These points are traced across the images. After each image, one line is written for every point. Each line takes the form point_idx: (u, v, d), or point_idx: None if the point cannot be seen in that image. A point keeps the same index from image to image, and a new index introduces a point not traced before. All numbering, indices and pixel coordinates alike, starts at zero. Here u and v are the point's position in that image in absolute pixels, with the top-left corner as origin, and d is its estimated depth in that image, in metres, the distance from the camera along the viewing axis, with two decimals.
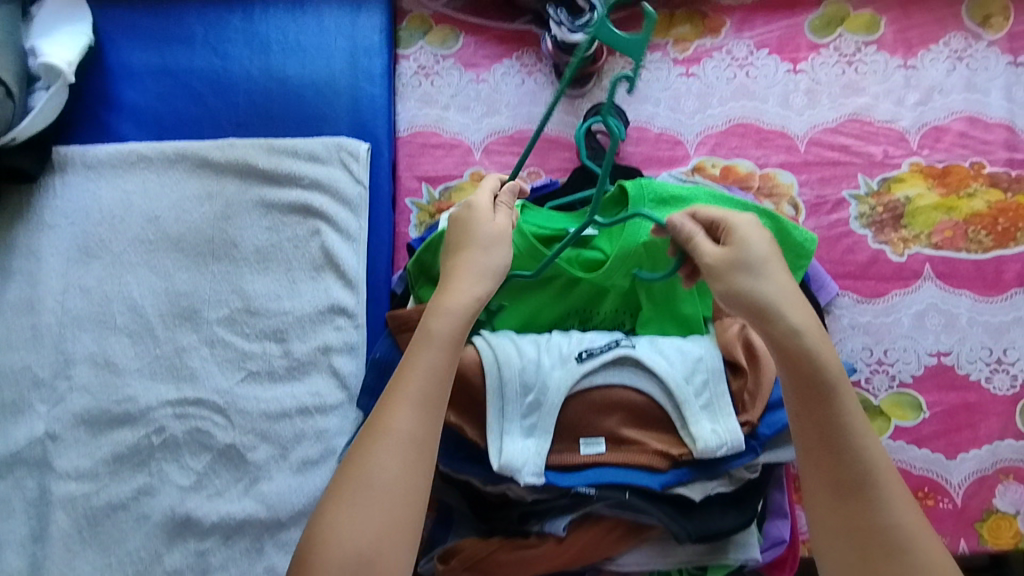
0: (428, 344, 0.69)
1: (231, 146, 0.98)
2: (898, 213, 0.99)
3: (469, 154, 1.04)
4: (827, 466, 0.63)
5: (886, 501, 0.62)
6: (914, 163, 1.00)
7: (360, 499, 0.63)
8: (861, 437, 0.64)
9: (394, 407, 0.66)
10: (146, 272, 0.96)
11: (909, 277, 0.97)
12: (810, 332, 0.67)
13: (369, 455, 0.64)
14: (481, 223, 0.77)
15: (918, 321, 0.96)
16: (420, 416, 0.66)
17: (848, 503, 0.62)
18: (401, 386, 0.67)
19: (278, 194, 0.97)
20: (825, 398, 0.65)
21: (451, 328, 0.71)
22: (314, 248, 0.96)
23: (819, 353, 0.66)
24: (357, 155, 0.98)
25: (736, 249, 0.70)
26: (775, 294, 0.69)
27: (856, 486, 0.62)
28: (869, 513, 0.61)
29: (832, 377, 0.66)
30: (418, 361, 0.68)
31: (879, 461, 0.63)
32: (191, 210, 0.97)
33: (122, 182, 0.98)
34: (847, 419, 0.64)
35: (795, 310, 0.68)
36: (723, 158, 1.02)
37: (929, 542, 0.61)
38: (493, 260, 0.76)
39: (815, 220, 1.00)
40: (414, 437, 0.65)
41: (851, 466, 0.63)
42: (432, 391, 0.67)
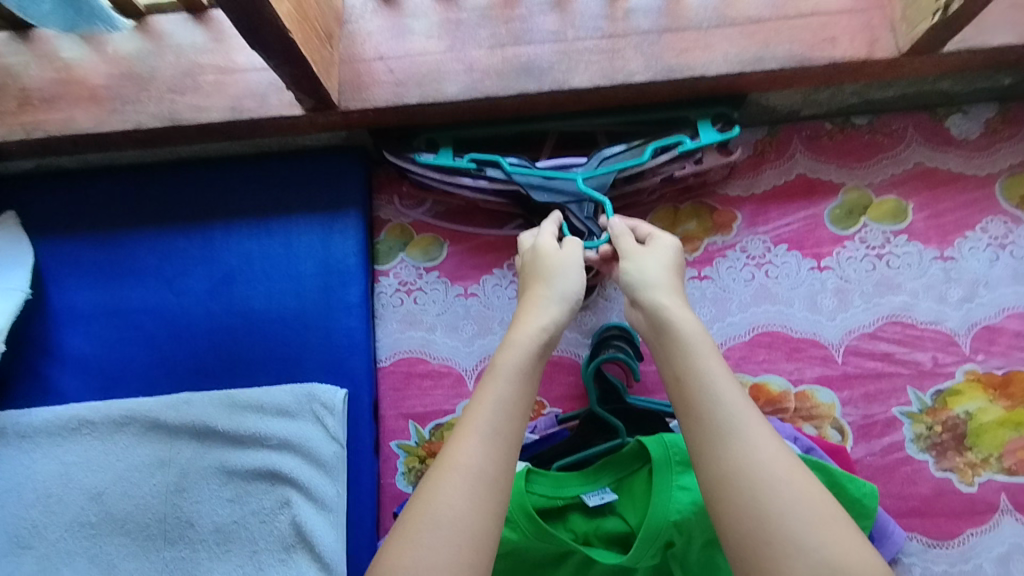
0: (495, 376, 0.61)
1: (186, 403, 0.86)
2: (959, 432, 0.86)
3: (460, 384, 0.92)
4: (691, 414, 0.58)
5: (750, 442, 0.55)
6: (969, 371, 0.88)
7: (423, 547, 0.51)
8: (722, 380, 0.59)
9: (461, 439, 0.57)
10: (86, 563, 0.81)
11: (983, 511, 0.83)
12: (676, 301, 0.67)
13: (433, 493, 0.54)
14: (558, 256, 0.73)
15: (1003, 569, 0.81)
16: (490, 450, 0.56)
17: (710, 446, 0.56)
18: (467, 416, 0.59)
19: (241, 459, 0.84)
20: (685, 348, 0.62)
21: (520, 360, 0.63)
22: (282, 524, 0.82)
23: (677, 315, 0.65)
24: (332, 407, 0.85)
25: (645, 248, 0.74)
26: (652, 277, 0.70)
27: (720, 429, 0.56)
28: (733, 451, 0.55)
29: (693, 333, 0.63)
30: (484, 396, 0.60)
31: (741, 401, 0.58)
32: (140, 483, 0.84)
33: (61, 452, 0.85)
34: (706, 364, 0.60)
35: (674, 290, 0.69)
36: (751, 374, 0.90)
37: (806, 486, 0.53)
38: (569, 296, 0.69)
39: (865, 446, 0.86)
40: (483, 476, 0.55)
41: (712, 407, 0.57)
42: (502, 424, 0.58)
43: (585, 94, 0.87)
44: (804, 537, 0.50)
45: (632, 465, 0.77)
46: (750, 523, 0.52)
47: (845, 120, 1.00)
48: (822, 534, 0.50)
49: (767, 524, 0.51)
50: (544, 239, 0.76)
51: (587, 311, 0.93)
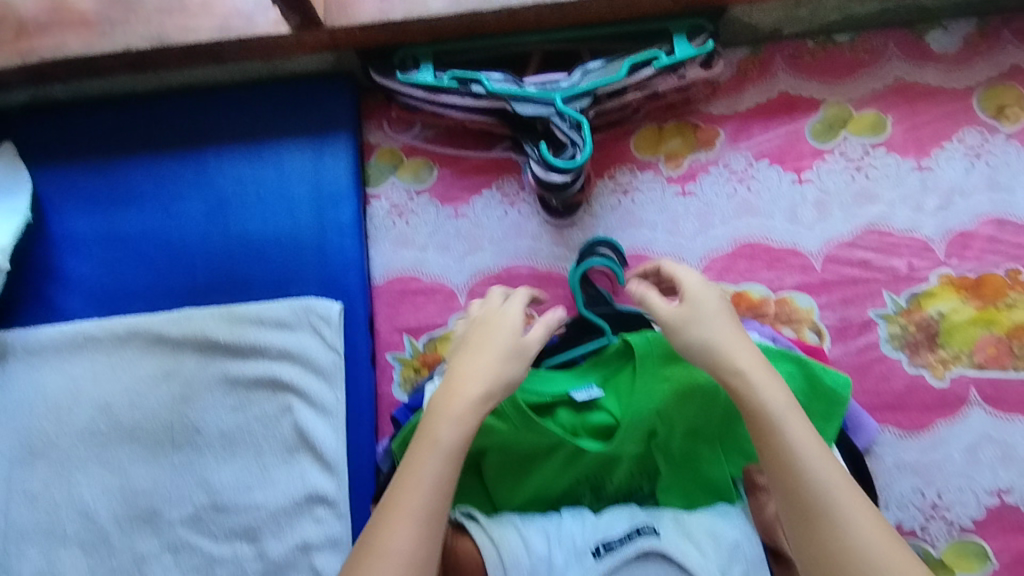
0: (432, 450, 0.63)
1: (188, 317, 0.89)
2: (932, 332, 0.89)
3: (453, 299, 0.95)
4: (789, 492, 0.59)
5: (848, 521, 0.56)
6: (943, 274, 0.91)
7: None
8: (813, 458, 0.59)
9: (395, 521, 0.58)
10: (98, 469, 0.85)
11: (953, 403, 0.87)
12: (753, 360, 0.66)
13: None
14: (503, 327, 0.73)
15: (971, 456, 0.86)
16: (421, 538, 0.58)
17: (807, 531, 0.57)
18: (399, 501, 0.60)
19: (242, 368, 0.87)
20: (772, 419, 0.61)
21: (460, 438, 0.64)
22: (285, 428, 0.86)
23: (761, 387, 0.63)
24: (329, 318, 0.88)
25: (687, 298, 0.72)
26: (723, 335, 0.68)
27: (818, 513, 0.57)
28: (830, 537, 0.56)
29: (779, 405, 0.62)
30: (420, 472, 0.61)
31: (837, 482, 0.58)
32: (147, 393, 0.87)
33: (68, 368, 0.89)
34: (796, 437, 0.60)
35: (739, 342, 0.67)
36: (732, 283, 0.93)
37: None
38: (509, 373, 0.69)
39: (842, 347, 0.90)
40: (415, 562, 0.57)
41: (808, 492, 0.58)
42: (435, 507, 0.60)
43: (567, 6, 0.89)
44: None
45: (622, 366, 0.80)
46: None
47: (827, 37, 1.01)
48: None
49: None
50: (500, 310, 0.75)
51: (574, 228, 0.97)
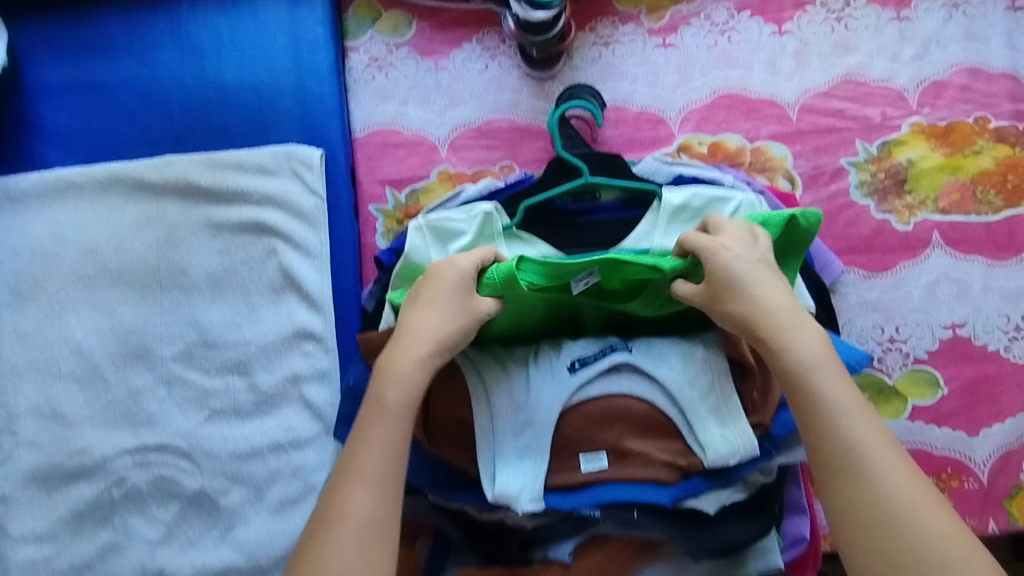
0: (381, 417, 0.66)
1: (169, 163, 0.89)
2: (900, 178, 0.92)
3: (434, 152, 0.96)
4: (823, 441, 0.60)
5: (879, 469, 0.58)
6: (915, 123, 0.93)
7: None
8: (848, 417, 0.60)
9: (351, 490, 0.63)
10: (89, 310, 0.87)
11: (917, 246, 0.91)
12: (790, 314, 0.65)
13: (323, 549, 0.61)
14: (451, 280, 0.72)
15: (929, 294, 0.90)
16: (376, 498, 0.63)
17: (839, 484, 0.59)
18: (352, 466, 0.64)
19: (225, 213, 0.89)
20: (806, 374, 0.62)
21: (407, 398, 0.67)
22: (271, 270, 0.88)
23: (796, 344, 0.63)
24: (310, 163, 0.89)
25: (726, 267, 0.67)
26: (763, 292, 0.66)
27: (850, 466, 0.59)
28: (859, 490, 0.58)
29: (814, 362, 0.62)
30: (371, 438, 0.65)
31: (871, 438, 0.59)
32: (132, 237, 0.88)
33: (52, 214, 0.89)
34: (830, 391, 0.61)
35: (772, 306, 0.65)
36: (710, 134, 0.94)
37: (938, 520, 0.56)
38: (455, 330, 0.70)
39: (813, 193, 0.93)
40: (371, 523, 0.62)
41: (841, 449, 0.59)
42: (388, 469, 0.65)
43: None
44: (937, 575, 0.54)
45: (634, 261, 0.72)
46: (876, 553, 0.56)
47: None
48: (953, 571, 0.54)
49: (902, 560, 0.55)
50: (449, 260, 0.74)
51: (554, 81, 0.97)
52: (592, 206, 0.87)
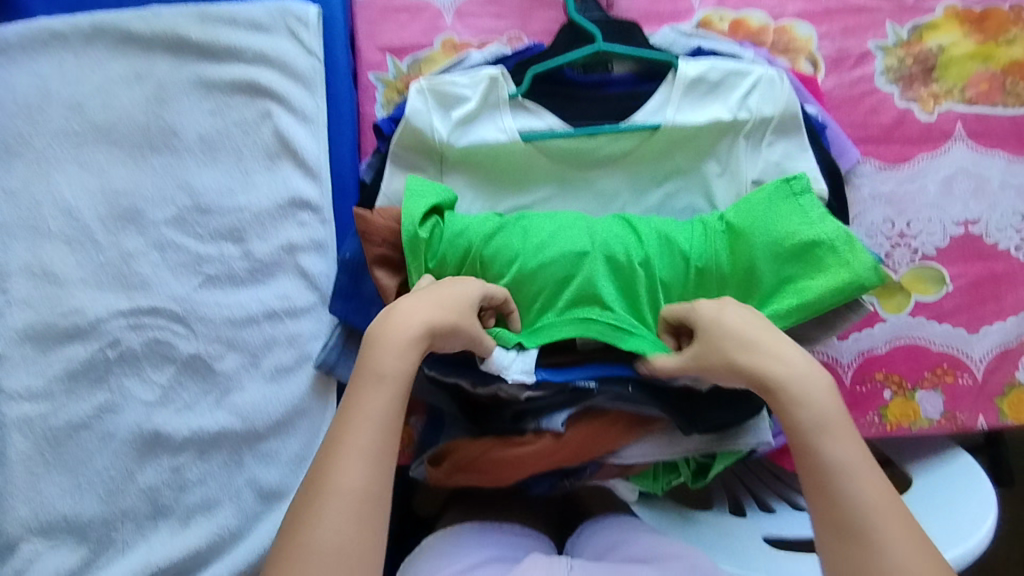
0: (377, 385, 0.61)
1: (157, 15, 0.85)
2: (929, 65, 0.88)
3: (438, 19, 0.90)
4: (826, 500, 0.56)
5: (887, 538, 0.53)
6: (949, 6, 0.88)
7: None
8: (856, 480, 0.56)
9: (344, 459, 0.57)
10: (77, 169, 0.84)
11: (938, 138, 0.87)
12: (801, 374, 0.60)
13: (313, 526, 0.55)
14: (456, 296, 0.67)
15: (945, 188, 0.87)
16: (373, 470, 0.57)
17: (846, 551, 0.54)
18: (346, 433, 0.58)
19: (217, 71, 0.85)
20: (815, 431, 0.58)
21: (405, 369, 0.62)
22: (265, 134, 0.85)
23: (808, 403, 0.59)
24: (306, 21, 0.85)
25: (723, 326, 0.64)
26: (766, 345, 0.62)
27: (857, 532, 0.54)
28: (862, 559, 0.53)
29: (825, 422, 0.58)
30: (367, 407, 0.60)
31: (883, 510, 0.54)
32: (120, 94, 0.85)
33: (36, 67, 0.85)
34: (840, 452, 0.57)
35: (783, 362, 0.61)
36: (732, 10, 0.89)
37: None
38: (452, 341, 0.65)
39: (835, 78, 0.88)
40: (367, 495, 0.56)
41: (849, 514, 0.54)
42: (386, 442, 0.59)
43: None
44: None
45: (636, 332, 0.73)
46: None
47: None
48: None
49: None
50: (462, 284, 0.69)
51: None
52: (604, 76, 0.84)
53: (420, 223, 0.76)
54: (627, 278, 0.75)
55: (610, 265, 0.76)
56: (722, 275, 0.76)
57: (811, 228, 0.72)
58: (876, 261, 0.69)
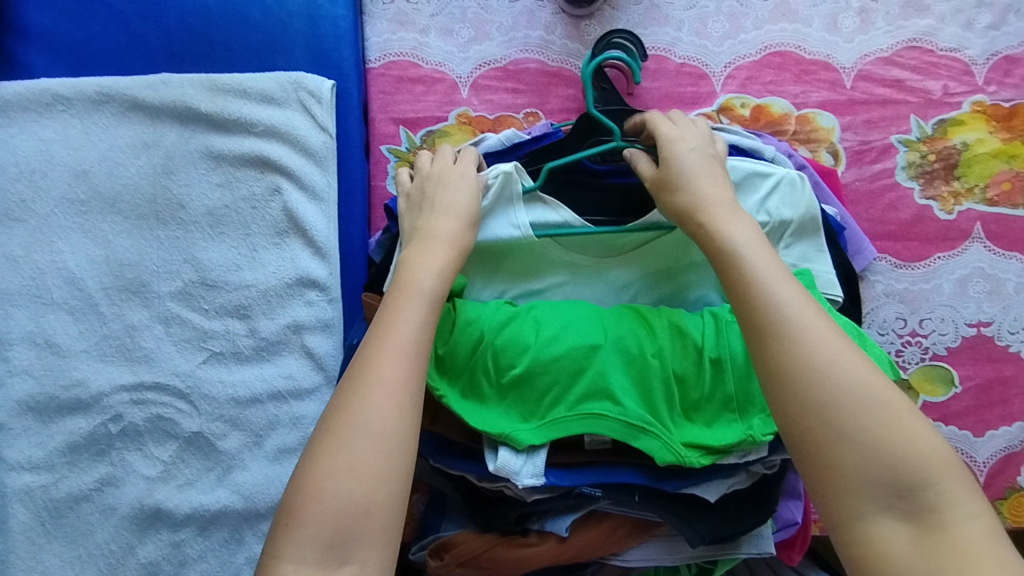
0: (408, 295, 0.62)
1: (166, 84, 0.84)
2: (951, 162, 0.86)
3: (455, 91, 0.89)
4: (744, 308, 0.57)
5: (808, 331, 0.53)
6: (977, 101, 0.87)
7: (353, 458, 0.53)
8: (771, 281, 0.57)
9: (385, 352, 0.57)
10: (81, 237, 0.83)
11: (955, 238, 0.86)
12: (729, 211, 0.64)
13: (356, 408, 0.55)
14: (459, 191, 0.73)
15: (960, 288, 0.86)
16: (413, 363, 0.58)
17: (769, 349, 0.54)
18: (387, 333, 0.59)
19: (228, 144, 0.84)
20: (738, 251, 0.60)
21: (439, 285, 0.64)
22: (275, 210, 0.83)
23: (728, 228, 0.62)
24: (319, 95, 0.84)
25: (673, 165, 0.68)
26: (708, 192, 0.66)
27: (775, 330, 0.54)
28: (779, 352, 0.53)
29: (743, 242, 0.61)
30: (404, 313, 0.60)
31: (799, 307, 0.55)
32: (126, 163, 0.83)
33: (39, 129, 0.84)
34: (761, 265, 0.59)
35: (721, 200, 0.66)
36: (755, 96, 0.87)
37: (864, 382, 0.51)
38: (464, 233, 0.70)
39: (856, 171, 0.87)
40: (408, 387, 0.57)
41: (770, 312, 0.55)
42: (424, 341, 0.60)
43: None
44: (861, 432, 0.50)
45: (662, 429, 0.70)
46: (801, 420, 0.52)
47: None
48: (878, 426, 0.50)
49: (819, 419, 0.51)
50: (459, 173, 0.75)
51: (592, 21, 0.90)
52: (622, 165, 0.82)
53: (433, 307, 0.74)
54: (640, 372, 0.72)
55: (622, 358, 0.73)
56: (738, 369, 0.71)
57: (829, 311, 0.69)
58: (889, 357, 0.67)
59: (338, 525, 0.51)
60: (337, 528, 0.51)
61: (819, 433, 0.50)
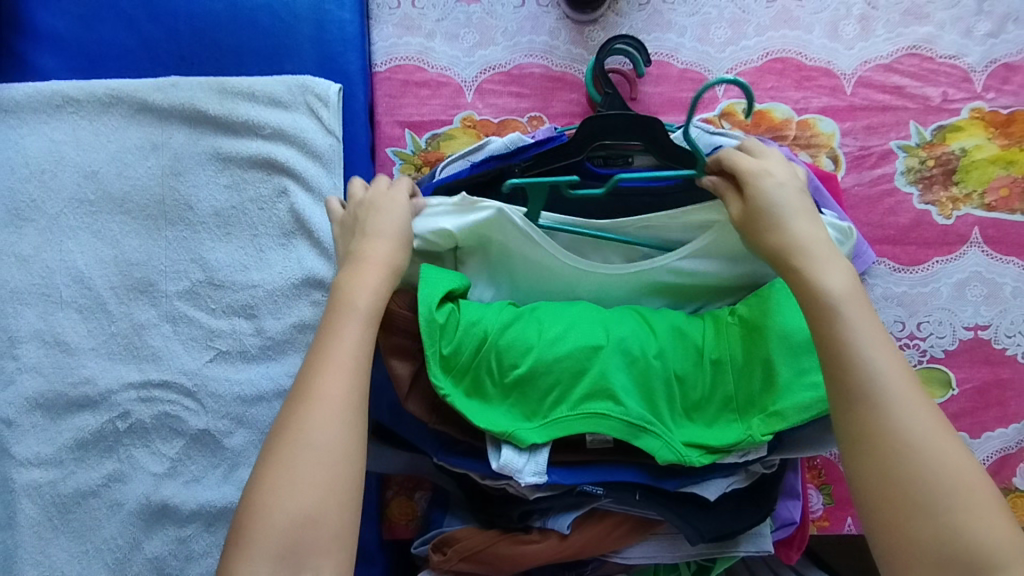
0: (347, 313, 0.63)
1: (175, 86, 0.85)
2: (950, 167, 0.87)
3: (460, 95, 0.90)
4: (835, 364, 0.59)
5: (899, 401, 0.56)
6: (976, 108, 0.88)
7: (299, 476, 0.56)
8: (871, 345, 0.58)
9: (326, 371, 0.60)
10: (90, 237, 0.84)
11: (953, 242, 0.87)
12: (826, 257, 0.64)
13: (300, 426, 0.58)
14: (393, 211, 0.72)
15: (958, 292, 0.87)
16: (352, 379, 0.60)
17: (857, 414, 0.56)
18: (326, 352, 0.61)
19: (236, 146, 0.85)
20: (833, 303, 0.61)
21: (375, 301, 0.65)
22: (281, 211, 0.85)
23: (825, 278, 0.62)
24: (326, 99, 0.85)
25: (762, 196, 0.68)
26: (801, 237, 0.66)
27: (865, 393, 0.57)
28: (874, 419, 0.56)
29: (843, 297, 0.61)
30: (342, 331, 0.62)
31: (897, 376, 0.57)
32: (135, 164, 0.85)
33: (49, 131, 0.85)
34: (857, 324, 0.60)
35: (817, 242, 0.65)
36: (756, 101, 0.89)
37: (946, 459, 0.54)
38: (398, 252, 0.69)
39: (856, 176, 0.88)
40: (349, 402, 0.59)
41: (864, 376, 0.57)
42: (362, 356, 0.62)
43: None
44: (946, 512, 0.53)
45: (664, 429, 0.71)
46: (880, 485, 0.55)
47: None
48: (962, 509, 0.53)
49: (900, 489, 0.54)
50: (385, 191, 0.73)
51: (596, 27, 0.91)
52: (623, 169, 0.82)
53: (437, 308, 0.73)
54: (642, 373, 0.73)
55: (625, 359, 0.73)
56: (738, 368, 0.73)
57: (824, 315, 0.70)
58: None
59: (287, 540, 0.54)
60: (286, 544, 0.54)
61: (896, 503, 0.54)
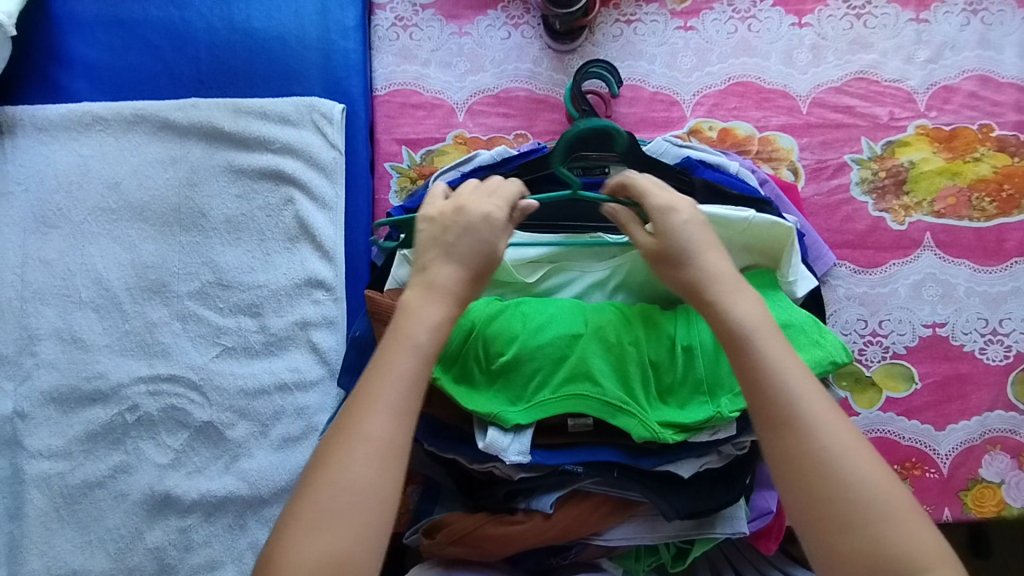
0: (402, 347, 0.62)
1: (195, 107, 0.94)
2: (901, 178, 0.96)
3: (452, 115, 1.00)
4: (757, 392, 0.61)
5: (817, 422, 0.59)
6: (920, 125, 0.97)
7: (332, 514, 0.56)
8: (785, 371, 0.61)
9: (371, 410, 0.59)
10: (109, 242, 0.91)
11: (908, 246, 0.94)
12: (734, 288, 0.67)
13: (338, 465, 0.57)
14: (483, 230, 0.69)
15: (915, 292, 0.94)
16: (398, 423, 0.60)
17: (781, 439, 0.59)
18: (373, 388, 0.60)
19: (248, 160, 0.93)
20: (744, 334, 0.64)
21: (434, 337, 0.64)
22: (287, 217, 0.93)
23: (736, 309, 0.65)
24: (331, 117, 0.95)
25: (677, 227, 0.70)
26: (718, 269, 0.68)
27: (786, 419, 0.59)
28: (795, 444, 0.59)
29: (754, 325, 0.64)
30: (391, 368, 0.61)
31: (815, 399, 0.60)
32: (155, 176, 0.93)
33: (78, 146, 0.93)
34: (773, 352, 0.62)
35: (723, 273, 0.68)
36: (721, 120, 0.98)
37: (865, 473, 0.57)
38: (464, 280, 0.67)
39: (815, 186, 0.96)
40: (391, 445, 0.59)
41: (782, 401, 0.60)
42: (411, 395, 0.61)
43: None
44: (868, 525, 0.56)
45: (640, 412, 0.76)
46: (811, 505, 0.57)
47: None
48: (885, 520, 0.56)
49: (828, 508, 0.57)
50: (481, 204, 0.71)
51: (575, 55, 1.01)
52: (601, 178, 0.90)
53: None
54: (618, 358, 0.78)
55: (603, 346, 0.78)
56: (708, 354, 0.78)
57: (782, 314, 0.73)
58: (844, 343, 0.72)
59: None
60: None
61: (830, 522, 0.56)
